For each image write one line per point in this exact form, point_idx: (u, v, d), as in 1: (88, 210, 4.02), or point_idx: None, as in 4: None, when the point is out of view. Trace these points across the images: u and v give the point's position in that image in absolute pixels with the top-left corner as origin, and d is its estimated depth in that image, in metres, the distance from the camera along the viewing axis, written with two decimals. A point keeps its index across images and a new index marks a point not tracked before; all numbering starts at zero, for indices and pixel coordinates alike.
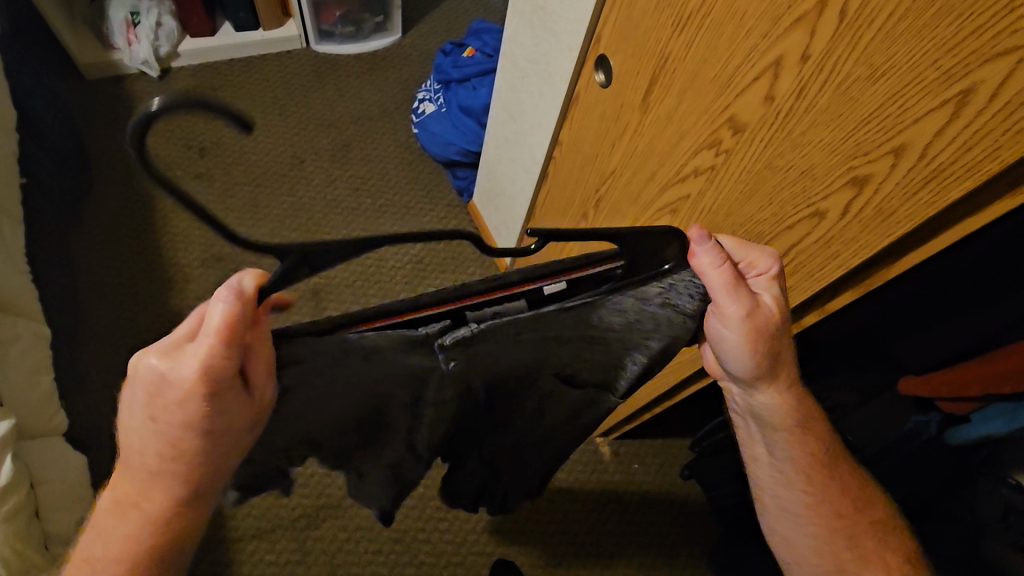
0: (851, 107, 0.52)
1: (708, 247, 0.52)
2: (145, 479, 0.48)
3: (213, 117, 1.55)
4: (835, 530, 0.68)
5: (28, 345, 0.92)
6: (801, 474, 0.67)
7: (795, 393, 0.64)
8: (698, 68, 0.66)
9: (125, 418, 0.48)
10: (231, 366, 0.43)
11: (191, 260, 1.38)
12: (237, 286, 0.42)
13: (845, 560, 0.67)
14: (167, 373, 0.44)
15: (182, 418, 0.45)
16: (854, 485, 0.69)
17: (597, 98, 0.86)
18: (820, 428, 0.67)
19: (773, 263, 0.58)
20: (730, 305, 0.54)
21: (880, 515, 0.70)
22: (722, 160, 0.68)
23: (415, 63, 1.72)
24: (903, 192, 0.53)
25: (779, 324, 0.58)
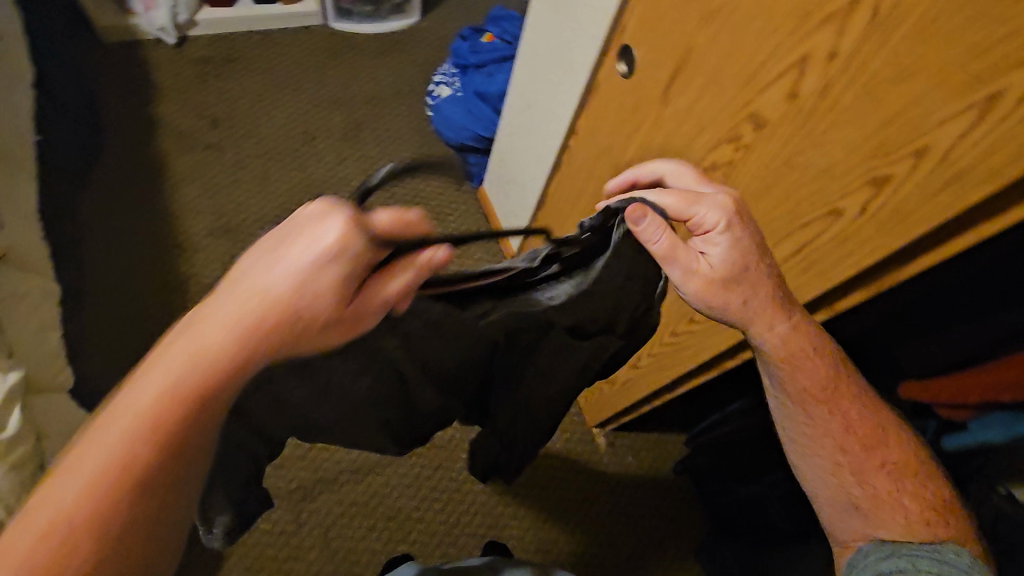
0: (875, 108, 0.53)
1: (644, 220, 0.52)
2: (232, 319, 0.40)
3: (228, 88, 1.55)
4: (841, 465, 0.68)
5: (38, 301, 0.93)
6: (802, 410, 0.68)
7: (785, 334, 0.62)
8: (722, 63, 0.66)
9: (244, 257, 0.43)
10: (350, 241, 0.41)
11: (199, 229, 1.38)
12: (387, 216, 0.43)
13: (855, 497, 0.67)
14: (313, 208, 0.42)
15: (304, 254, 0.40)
16: (859, 422, 0.68)
17: (618, 88, 0.86)
18: (820, 364, 0.66)
19: (722, 212, 0.57)
20: (683, 263, 0.55)
21: (894, 457, 0.68)
22: (740, 155, 0.69)
23: (431, 47, 1.71)
24: (922, 195, 0.53)
25: (741, 272, 0.58)
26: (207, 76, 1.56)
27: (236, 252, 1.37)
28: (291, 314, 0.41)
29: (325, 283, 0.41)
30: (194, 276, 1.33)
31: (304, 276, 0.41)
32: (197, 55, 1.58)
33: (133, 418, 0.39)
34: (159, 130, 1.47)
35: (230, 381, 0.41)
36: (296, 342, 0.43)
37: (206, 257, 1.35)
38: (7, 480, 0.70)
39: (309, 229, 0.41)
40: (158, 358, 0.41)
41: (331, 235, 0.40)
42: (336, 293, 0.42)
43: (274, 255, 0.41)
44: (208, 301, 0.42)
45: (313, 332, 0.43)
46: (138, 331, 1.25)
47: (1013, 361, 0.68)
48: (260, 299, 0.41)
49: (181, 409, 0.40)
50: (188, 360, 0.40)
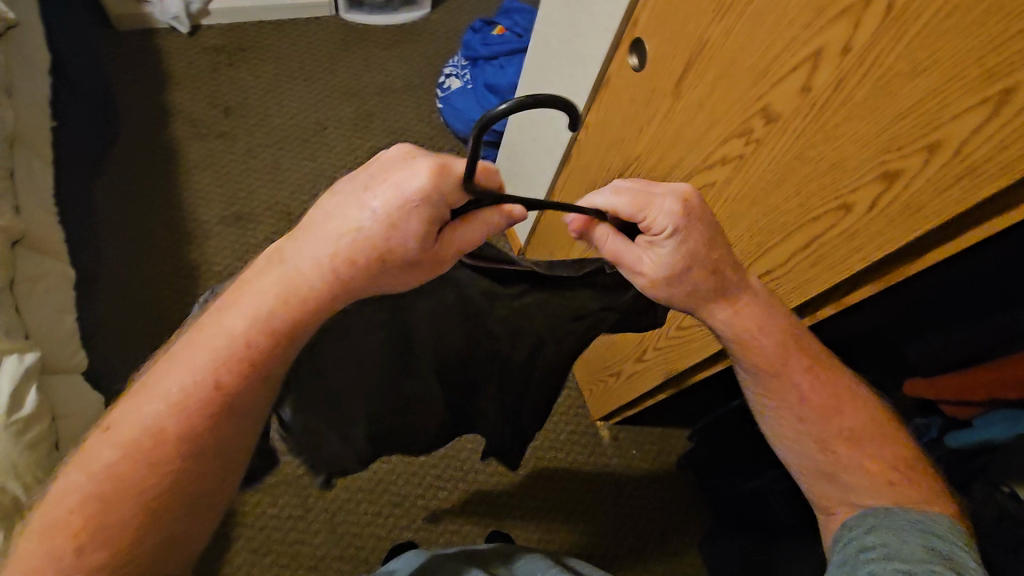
0: (889, 101, 0.53)
1: (592, 229, 0.58)
2: (319, 259, 0.45)
3: (240, 77, 1.56)
4: (801, 433, 0.64)
5: (54, 283, 0.95)
6: (758, 379, 0.65)
7: (731, 313, 0.61)
8: (735, 56, 0.66)
9: (332, 197, 0.46)
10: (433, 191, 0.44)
11: (210, 217, 1.39)
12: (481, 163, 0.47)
13: (819, 462, 0.64)
14: (401, 158, 0.45)
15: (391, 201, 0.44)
16: (818, 387, 0.64)
17: (629, 81, 0.86)
18: (769, 334, 0.62)
19: (665, 214, 0.54)
20: (637, 267, 0.57)
21: (854, 422, 0.64)
22: (751, 149, 0.69)
23: (442, 39, 1.71)
24: (934, 188, 0.53)
25: (688, 270, 0.57)
26: (220, 65, 1.57)
27: (246, 239, 1.38)
28: (377, 252, 0.45)
29: (410, 225, 0.44)
30: (205, 263, 1.34)
31: (388, 222, 0.44)
32: (210, 44, 1.59)
33: (227, 339, 0.45)
34: (172, 118, 1.48)
35: (313, 313, 0.46)
36: (375, 281, 0.46)
37: (217, 244, 1.37)
38: (26, 456, 0.71)
39: (395, 177, 0.44)
40: (254, 287, 0.46)
41: (417, 183, 0.44)
42: (419, 234, 0.45)
43: (360, 198, 0.45)
44: (299, 240, 0.47)
45: (392, 271, 0.46)
46: (151, 316, 1.27)
47: (1022, 359, 0.71)
48: (348, 238, 0.44)
49: (269, 334, 0.45)
50: (280, 291, 0.45)
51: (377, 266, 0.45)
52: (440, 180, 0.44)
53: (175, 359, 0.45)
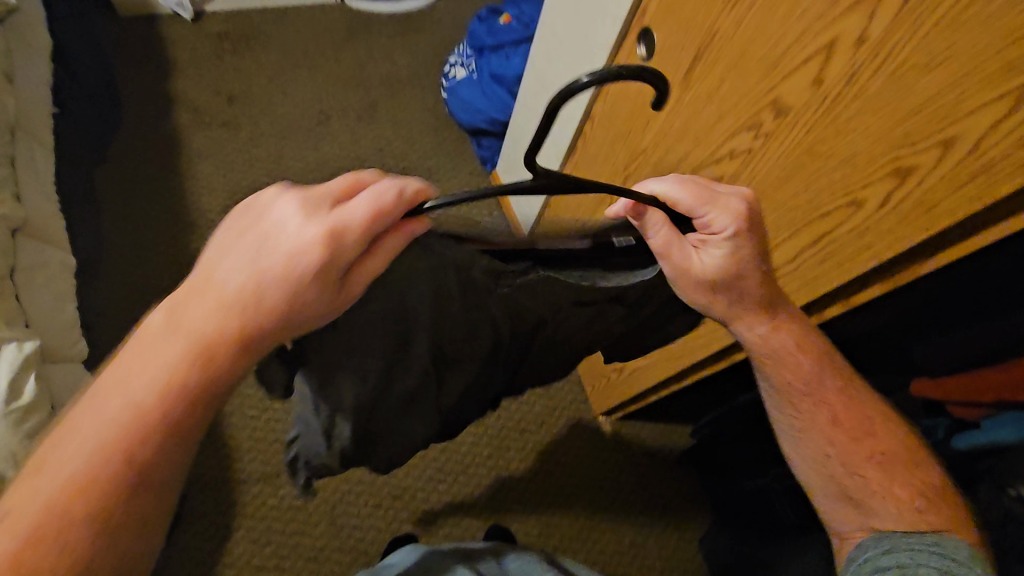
0: (902, 95, 0.52)
1: (645, 215, 0.53)
2: (216, 324, 0.41)
3: (244, 65, 1.55)
4: (830, 456, 0.66)
5: (55, 271, 0.94)
6: (788, 400, 0.68)
7: (767, 330, 0.63)
8: (746, 47, 0.64)
9: (220, 261, 0.42)
10: (338, 249, 0.41)
11: (213, 206, 1.39)
12: (400, 194, 0.42)
13: (845, 485, 0.66)
14: (293, 215, 0.41)
15: (289, 263, 0.40)
16: (848, 413, 0.67)
17: (637, 72, 0.85)
18: (803, 353, 0.66)
19: (730, 220, 0.54)
20: (687, 265, 0.55)
21: (884, 446, 0.66)
22: (760, 143, 0.68)
23: (448, 28, 1.69)
24: (947, 185, 0.52)
25: (736, 277, 0.58)
26: (223, 53, 1.55)
27: None
28: (277, 299, 0.41)
29: (308, 266, 0.40)
30: None
31: (291, 281, 0.40)
32: (213, 31, 1.58)
33: (124, 404, 0.40)
34: (175, 106, 1.47)
35: (218, 367, 0.41)
36: (286, 327, 0.42)
37: None
38: (24, 445, 0.71)
39: (285, 221, 0.41)
40: (145, 348, 0.42)
41: (315, 241, 0.40)
42: (318, 277, 0.41)
43: (252, 245, 0.42)
44: (189, 293, 0.42)
45: (301, 317, 0.42)
46: (153, 305, 1.27)
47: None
48: (243, 302, 0.41)
49: (168, 396, 0.41)
50: (178, 347, 0.41)
51: (280, 311, 0.41)
52: (334, 218, 0.41)
53: (64, 434, 0.41)
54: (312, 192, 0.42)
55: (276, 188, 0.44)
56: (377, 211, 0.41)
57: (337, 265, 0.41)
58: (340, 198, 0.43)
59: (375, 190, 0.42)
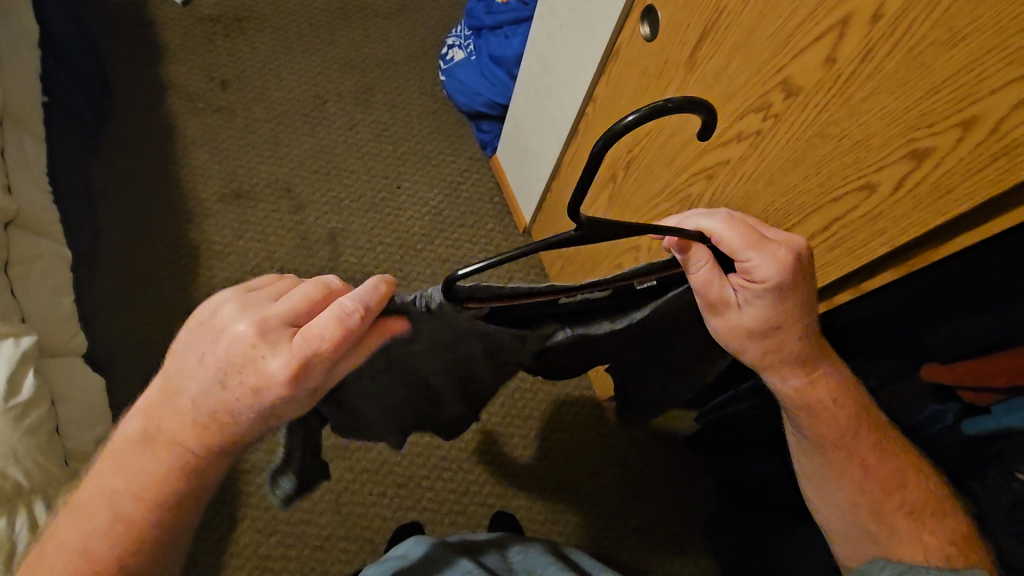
0: (920, 74, 0.49)
1: (692, 249, 0.53)
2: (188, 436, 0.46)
3: (237, 49, 1.51)
4: (857, 504, 0.66)
5: (51, 264, 0.94)
6: (817, 454, 0.67)
7: (804, 383, 0.63)
8: (755, 24, 0.62)
9: (184, 380, 0.45)
10: (300, 381, 0.42)
11: (209, 194, 1.37)
12: (360, 307, 0.41)
13: (872, 532, 0.66)
14: (249, 351, 0.42)
15: (252, 396, 0.43)
16: (879, 464, 0.67)
17: (640, 52, 0.82)
18: (839, 409, 0.65)
19: (773, 271, 0.54)
20: (720, 302, 0.56)
21: (914, 498, 0.67)
22: (769, 125, 0.65)
23: (445, 8, 1.65)
24: (966, 168, 0.50)
25: (774, 327, 0.58)
26: (216, 36, 1.52)
27: (247, 218, 1.36)
28: (242, 419, 0.44)
29: (269, 395, 0.42)
30: (205, 242, 1.32)
31: (255, 406, 0.43)
32: (205, 14, 1.54)
33: (126, 496, 0.48)
34: (168, 92, 1.44)
35: (199, 466, 0.47)
36: (257, 433, 0.46)
37: (217, 223, 1.34)
38: (24, 442, 0.71)
39: (243, 346, 0.42)
40: (134, 451, 0.48)
41: (271, 376, 0.41)
42: (282, 401, 0.43)
43: (216, 365, 0.43)
44: (165, 400, 0.46)
45: (271, 425, 0.45)
46: (153, 296, 1.26)
47: (1013, 355, 0.71)
48: (214, 423, 0.45)
49: (159, 492, 0.48)
50: (165, 452, 0.47)
51: (251, 425, 0.45)
52: (295, 349, 0.41)
53: (77, 513, 0.49)
54: (271, 314, 0.42)
55: (235, 301, 0.43)
56: (341, 335, 0.41)
57: (305, 387, 0.43)
58: (304, 314, 0.43)
59: (335, 311, 0.41)
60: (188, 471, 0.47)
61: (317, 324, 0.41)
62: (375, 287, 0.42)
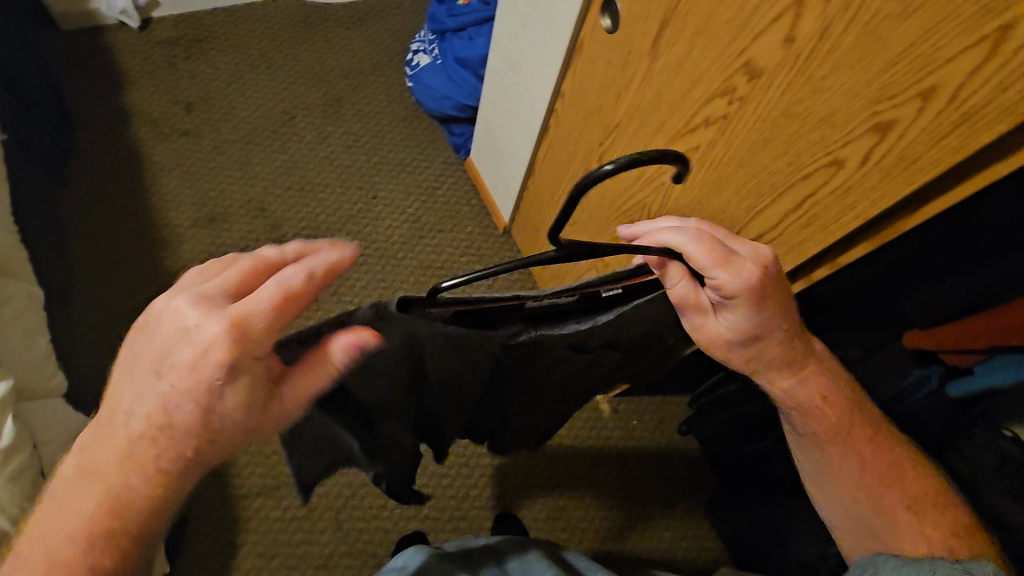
0: (877, 47, 0.50)
1: (668, 268, 0.54)
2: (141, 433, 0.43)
3: (199, 71, 1.49)
4: (856, 500, 0.66)
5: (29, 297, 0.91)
6: (815, 448, 0.67)
7: (794, 384, 0.63)
8: (713, 10, 0.62)
9: (136, 372, 0.44)
10: (243, 360, 0.40)
11: (182, 219, 1.35)
12: (305, 275, 0.40)
13: (876, 528, 0.66)
14: (189, 329, 0.41)
15: (194, 384, 0.41)
16: (875, 459, 0.67)
17: (603, 45, 0.82)
18: (830, 408, 0.64)
19: (739, 287, 0.53)
20: (696, 312, 0.57)
21: (914, 490, 0.67)
22: (735, 108, 0.66)
23: (408, 14, 1.64)
24: (930, 137, 0.51)
25: (754, 336, 0.58)
26: (176, 59, 1.49)
27: (223, 240, 1.34)
28: (190, 415, 0.41)
29: (201, 384, 0.40)
30: (181, 268, 1.30)
31: (201, 397, 0.41)
32: (164, 37, 1.51)
33: (92, 498, 0.46)
34: (132, 119, 1.41)
35: (148, 480, 0.44)
36: (211, 438, 0.43)
37: (193, 248, 1.32)
38: (6, 489, 0.69)
39: (179, 327, 0.41)
40: (89, 467, 0.46)
41: (210, 354, 0.40)
42: (224, 385, 0.40)
43: (156, 354, 0.43)
44: (116, 407, 0.45)
45: (221, 425, 0.42)
46: (132, 328, 1.24)
47: (1004, 309, 0.70)
48: (163, 422, 0.42)
49: (121, 494, 0.45)
50: (123, 459, 0.45)
51: (191, 427, 0.42)
52: (230, 319, 0.40)
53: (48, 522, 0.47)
54: (209, 292, 0.42)
55: (178, 283, 0.44)
56: (264, 300, 0.39)
57: (242, 372, 0.41)
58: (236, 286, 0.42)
59: (275, 280, 0.40)
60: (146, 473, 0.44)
61: (256, 294, 0.40)
62: (319, 262, 0.41)
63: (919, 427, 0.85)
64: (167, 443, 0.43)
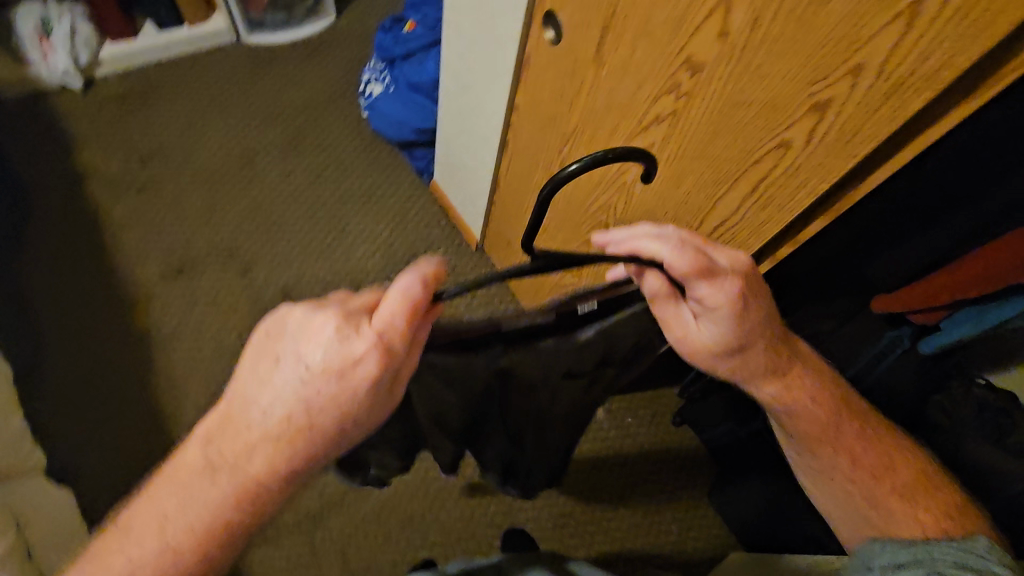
0: (805, 32, 0.52)
1: (644, 278, 0.52)
2: (255, 447, 0.43)
3: (151, 124, 1.47)
4: (850, 491, 0.66)
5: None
6: (806, 449, 0.67)
7: (780, 389, 0.63)
8: (649, 12, 0.64)
9: (250, 379, 0.44)
10: (389, 368, 0.43)
11: (149, 275, 1.32)
12: (423, 282, 0.42)
13: (869, 517, 0.65)
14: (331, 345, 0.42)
15: (335, 394, 0.42)
16: (866, 453, 0.67)
17: (550, 56, 0.84)
18: (819, 408, 0.65)
19: (720, 296, 0.53)
20: (675, 324, 0.55)
21: (905, 480, 0.66)
22: (683, 103, 0.68)
23: (356, 43, 1.64)
24: (865, 110, 0.53)
25: (737, 346, 0.57)
26: (126, 115, 1.48)
27: (194, 291, 1.32)
28: (325, 421, 0.43)
29: (349, 396, 0.43)
30: (153, 325, 1.28)
31: (339, 403, 0.43)
32: (110, 94, 1.50)
33: (178, 524, 0.45)
34: (87, 181, 1.39)
35: (270, 495, 0.45)
36: (342, 436, 0.45)
37: (163, 302, 1.30)
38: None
39: (315, 342, 0.42)
40: (190, 487, 0.45)
41: (354, 364, 0.42)
42: (367, 391, 0.43)
43: (290, 367, 0.42)
44: (230, 424, 0.44)
45: (355, 424, 0.45)
46: (111, 391, 1.21)
47: (999, 245, 0.67)
48: (290, 431, 0.43)
49: (221, 512, 0.45)
50: (226, 479, 0.44)
51: (323, 441, 0.44)
52: (372, 335, 0.42)
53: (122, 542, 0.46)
54: (341, 305, 0.43)
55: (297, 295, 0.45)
56: (411, 314, 0.42)
57: (387, 379, 0.43)
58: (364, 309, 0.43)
59: (399, 289, 0.41)
60: (258, 488, 0.44)
61: (385, 309, 0.41)
62: (423, 269, 0.42)
63: (899, 387, 0.88)
64: (293, 452, 0.44)
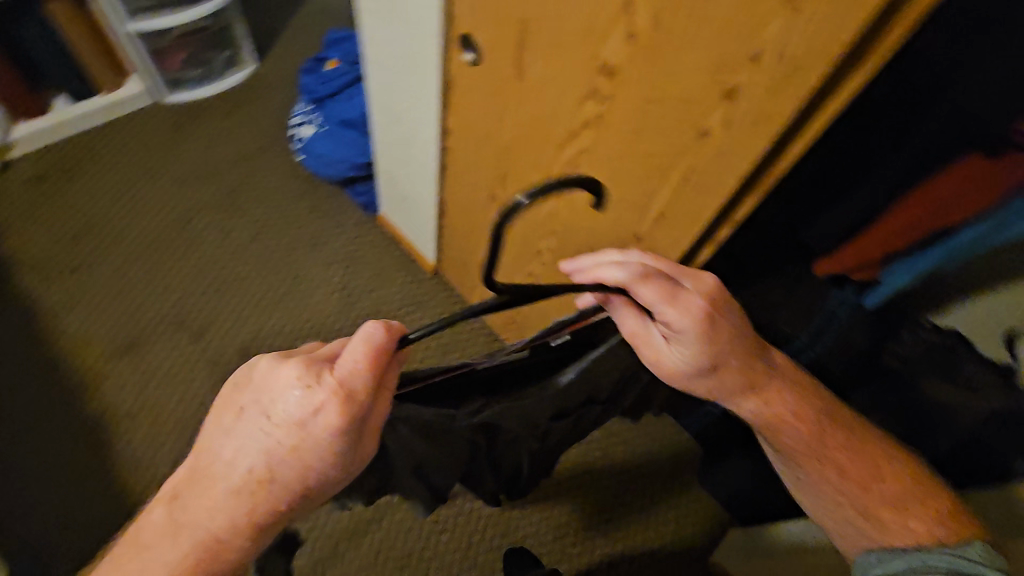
0: (704, 24, 0.55)
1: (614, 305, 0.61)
2: (219, 499, 0.43)
3: (78, 199, 1.42)
4: (840, 502, 0.65)
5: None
6: (794, 463, 0.67)
7: (759, 405, 0.64)
8: (558, 25, 0.67)
9: (220, 428, 0.44)
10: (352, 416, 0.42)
11: (97, 356, 1.27)
12: (379, 332, 0.42)
13: (863, 529, 0.63)
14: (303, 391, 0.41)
15: (297, 446, 0.42)
16: (854, 461, 0.66)
17: (472, 78, 0.86)
18: (801, 420, 0.65)
19: (682, 317, 0.57)
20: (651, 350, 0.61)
21: (896, 489, 0.64)
22: (604, 106, 0.70)
23: (282, 90, 1.63)
24: (768, 94, 0.55)
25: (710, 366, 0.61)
26: (50, 193, 1.42)
27: (148, 364, 1.27)
28: (287, 476, 0.42)
29: (311, 446, 0.41)
30: (109, 407, 1.22)
31: (301, 456, 0.42)
32: (30, 175, 1.44)
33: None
34: (17, 268, 1.33)
35: (233, 553, 0.44)
36: (309, 491, 0.43)
37: (116, 382, 1.25)
38: None
39: (278, 389, 0.42)
40: (151, 550, 0.44)
41: (316, 416, 0.41)
42: (328, 442, 0.42)
43: (256, 417, 0.43)
44: (194, 479, 0.45)
45: (322, 479, 0.43)
46: (73, 487, 1.14)
47: (922, 190, 0.66)
48: (252, 487, 0.42)
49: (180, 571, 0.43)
50: (190, 535, 0.44)
51: (286, 497, 0.43)
52: (333, 380, 0.41)
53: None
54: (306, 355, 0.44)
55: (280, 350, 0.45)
56: (373, 358, 0.42)
57: (352, 432, 0.42)
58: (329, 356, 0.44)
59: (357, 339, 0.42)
60: (219, 540, 0.43)
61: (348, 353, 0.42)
62: (379, 324, 0.43)
63: None
64: (255, 508, 0.43)
